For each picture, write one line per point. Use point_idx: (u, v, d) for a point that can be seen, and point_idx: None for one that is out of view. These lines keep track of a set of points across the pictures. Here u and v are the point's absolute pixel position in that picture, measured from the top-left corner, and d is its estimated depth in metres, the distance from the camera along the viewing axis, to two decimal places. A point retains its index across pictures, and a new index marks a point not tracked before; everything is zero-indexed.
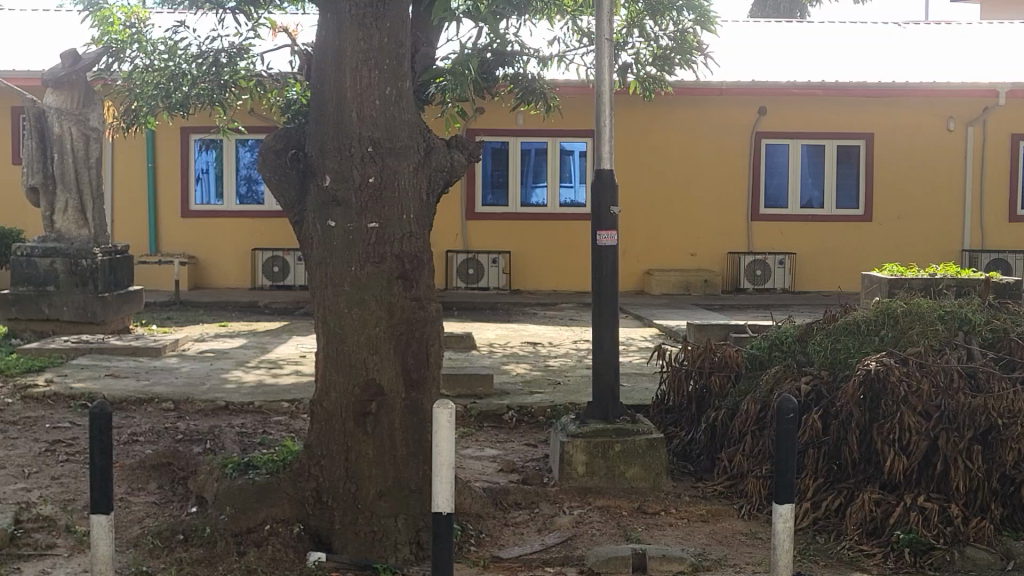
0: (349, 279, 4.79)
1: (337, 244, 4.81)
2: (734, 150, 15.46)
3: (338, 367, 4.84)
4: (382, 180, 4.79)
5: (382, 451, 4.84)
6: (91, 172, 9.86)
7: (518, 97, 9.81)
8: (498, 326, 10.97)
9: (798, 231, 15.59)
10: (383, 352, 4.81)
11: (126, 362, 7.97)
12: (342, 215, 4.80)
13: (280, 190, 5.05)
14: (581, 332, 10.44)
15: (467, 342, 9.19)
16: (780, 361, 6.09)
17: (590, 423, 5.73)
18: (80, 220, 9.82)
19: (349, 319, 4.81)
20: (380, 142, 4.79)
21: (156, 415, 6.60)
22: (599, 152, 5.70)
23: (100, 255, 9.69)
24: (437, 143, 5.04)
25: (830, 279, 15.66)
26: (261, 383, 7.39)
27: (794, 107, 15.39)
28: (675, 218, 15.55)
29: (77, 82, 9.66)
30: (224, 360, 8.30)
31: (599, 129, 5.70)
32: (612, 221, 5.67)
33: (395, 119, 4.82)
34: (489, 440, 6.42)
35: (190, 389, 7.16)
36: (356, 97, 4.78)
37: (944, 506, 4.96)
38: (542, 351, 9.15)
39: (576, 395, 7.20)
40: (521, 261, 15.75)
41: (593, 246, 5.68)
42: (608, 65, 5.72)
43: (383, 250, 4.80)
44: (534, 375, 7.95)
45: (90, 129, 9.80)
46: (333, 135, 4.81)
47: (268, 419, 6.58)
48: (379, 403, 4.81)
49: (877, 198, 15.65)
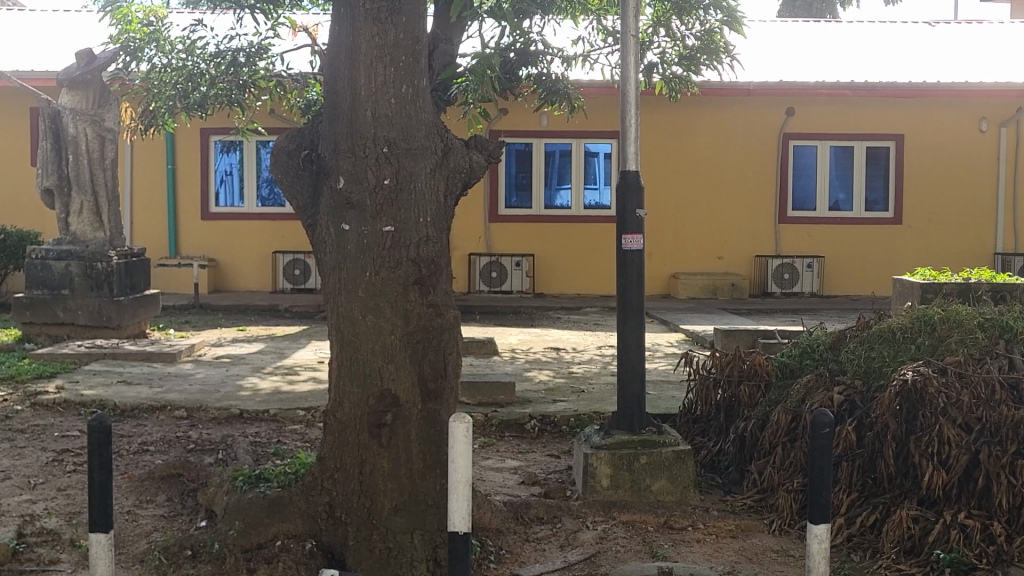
0: (362, 284, 4.60)
1: (351, 248, 4.61)
2: (761, 152, 15.21)
3: (352, 376, 4.65)
4: (397, 181, 4.60)
5: (398, 464, 4.64)
6: (106, 174, 9.71)
7: (542, 98, 9.60)
8: (521, 331, 10.77)
9: (828, 234, 15.33)
10: (399, 360, 4.61)
11: (140, 368, 7.81)
12: (356, 218, 4.60)
13: (293, 192, 4.86)
14: (606, 337, 10.23)
15: (489, 347, 9.00)
16: (811, 369, 5.86)
17: (615, 434, 5.51)
18: (95, 222, 9.68)
19: (364, 327, 4.61)
20: (395, 143, 4.60)
21: (168, 423, 6.43)
22: (625, 153, 5.49)
23: (116, 258, 9.53)
24: (456, 143, 4.84)
25: (860, 283, 15.41)
26: (278, 390, 7.21)
27: (823, 107, 15.12)
28: (702, 220, 15.31)
29: (92, 82, 9.50)
30: (241, 366, 8.13)
31: (624, 129, 5.49)
32: (638, 224, 5.46)
33: (411, 117, 4.63)
34: (510, 451, 6.22)
35: (204, 396, 6.98)
36: (370, 95, 4.58)
37: (985, 524, 4.72)
38: (566, 357, 8.95)
39: (601, 404, 6.99)
40: (544, 264, 15.54)
41: (617, 249, 5.48)
42: (633, 60, 5.51)
43: (398, 254, 4.60)
44: (558, 382, 7.75)
45: (105, 130, 9.64)
46: (347, 135, 4.63)
47: (282, 428, 6.39)
48: (395, 414, 4.62)
49: (908, 200, 15.36)
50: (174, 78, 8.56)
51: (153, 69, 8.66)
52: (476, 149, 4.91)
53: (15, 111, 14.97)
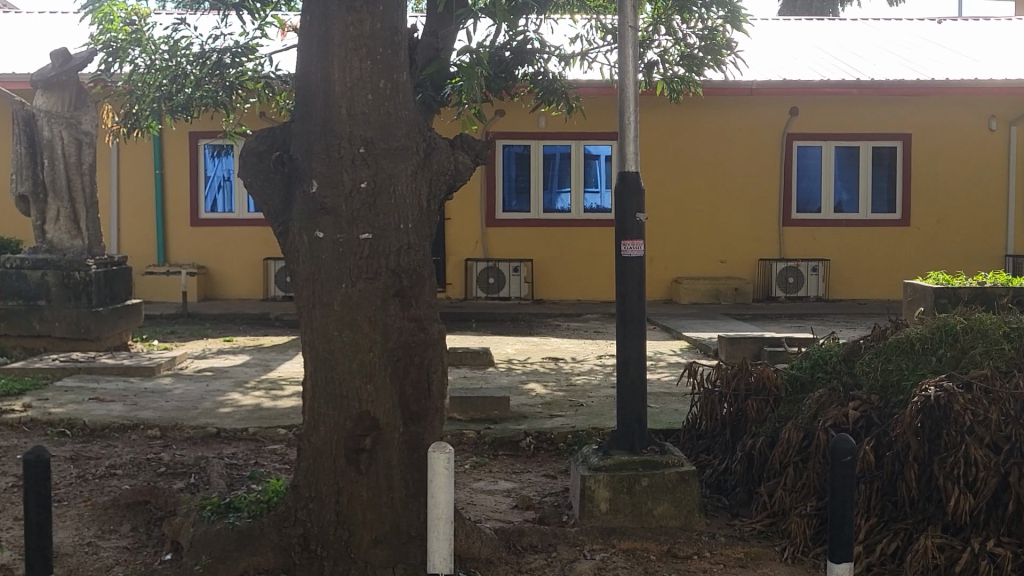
0: (337, 297, 4.22)
1: (326, 258, 4.24)
2: (764, 153, 14.83)
3: (327, 396, 4.27)
4: (374, 185, 4.22)
5: (378, 492, 4.29)
6: (84, 179, 9.33)
7: (539, 98, 9.22)
8: (518, 339, 10.39)
9: (834, 237, 14.95)
10: (379, 380, 4.24)
11: (116, 383, 7.43)
12: (330, 225, 4.23)
13: (263, 197, 4.48)
14: (607, 346, 9.85)
15: (484, 358, 8.63)
16: (824, 383, 5.47)
17: (615, 455, 5.14)
18: (73, 230, 9.32)
19: (339, 345, 4.23)
20: (372, 142, 4.23)
21: (140, 444, 6.06)
22: (623, 153, 5.12)
23: (94, 267, 9.16)
24: (440, 142, 4.46)
25: (868, 287, 15.01)
26: (259, 407, 6.83)
27: (827, 107, 14.75)
28: (704, 222, 14.94)
29: (68, 83, 9.15)
30: (223, 379, 7.76)
31: (623, 127, 5.11)
32: (637, 229, 5.09)
33: (391, 115, 4.26)
34: (504, 471, 5.83)
35: (180, 413, 6.60)
36: (346, 91, 4.21)
37: (1017, 553, 4.35)
38: (566, 368, 8.57)
39: (601, 419, 6.60)
40: (543, 269, 15.15)
41: (616, 257, 5.11)
42: (633, 53, 5.14)
43: (377, 265, 4.23)
44: (556, 395, 7.37)
45: (82, 134, 9.27)
46: (320, 135, 4.25)
47: (261, 448, 6.01)
48: (374, 438, 4.25)
49: (916, 201, 14.96)
50: (161, 81, 8.74)
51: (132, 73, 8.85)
52: (461, 150, 4.53)
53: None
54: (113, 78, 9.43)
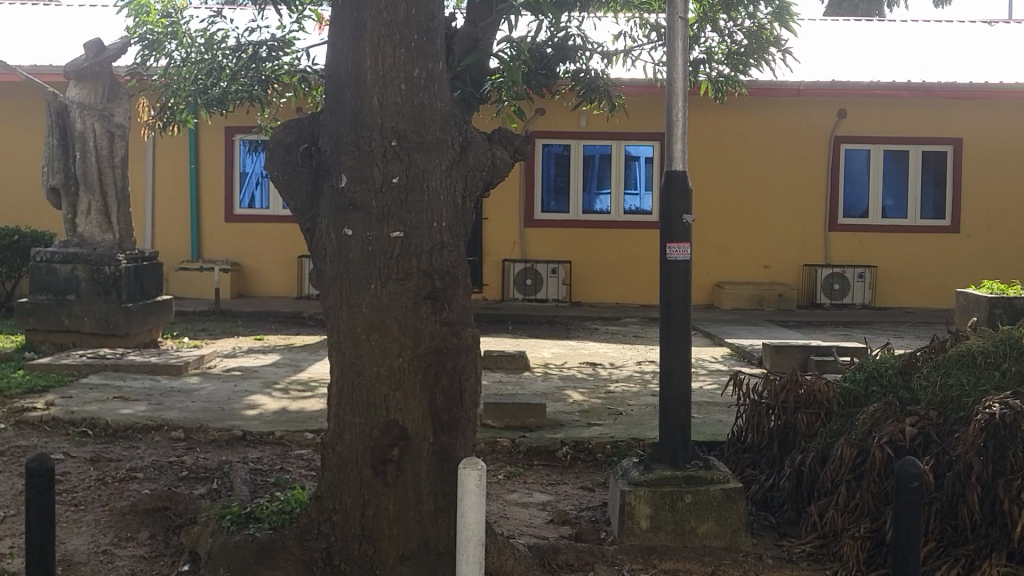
0: (366, 299, 3.98)
1: (354, 257, 4.00)
2: (810, 156, 14.51)
3: (355, 404, 4.03)
4: (407, 180, 3.98)
5: (405, 506, 4.02)
6: (116, 172, 9.13)
7: (580, 96, 8.97)
8: (555, 343, 10.12)
9: (881, 243, 14.60)
10: (409, 388, 3.99)
11: (142, 382, 7.21)
12: (360, 222, 3.99)
13: (290, 192, 4.25)
14: (646, 352, 9.58)
15: (521, 362, 8.38)
16: (878, 397, 5.19)
17: (657, 469, 4.87)
18: (104, 224, 9.12)
19: (367, 350, 3.99)
20: (405, 135, 3.99)
21: (163, 446, 5.83)
22: (671, 150, 4.85)
23: (124, 261, 8.96)
24: (477, 136, 4.21)
25: (915, 295, 14.64)
26: (287, 409, 6.60)
27: (876, 110, 14.42)
28: (747, 226, 14.63)
29: (102, 75, 8.97)
30: (251, 380, 7.54)
31: (670, 124, 4.86)
32: (684, 231, 4.83)
33: (426, 106, 4.02)
34: (539, 483, 5.57)
35: (205, 415, 6.38)
36: (378, 81, 3.98)
37: None
38: (604, 374, 8.31)
39: (640, 429, 6.34)
40: (582, 271, 14.88)
41: (661, 261, 4.85)
42: (681, 46, 4.88)
43: (409, 265, 3.99)
44: (594, 402, 7.10)
45: (115, 126, 9.07)
46: (351, 127, 4.01)
47: (287, 453, 5.78)
48: (403, 449, 4.01)
49: (966, 209, 14.57)
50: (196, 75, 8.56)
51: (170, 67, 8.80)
52: (500, 145, 4.28)
53: (21, 107, 14.57)
54: (147, 70, 9.24)
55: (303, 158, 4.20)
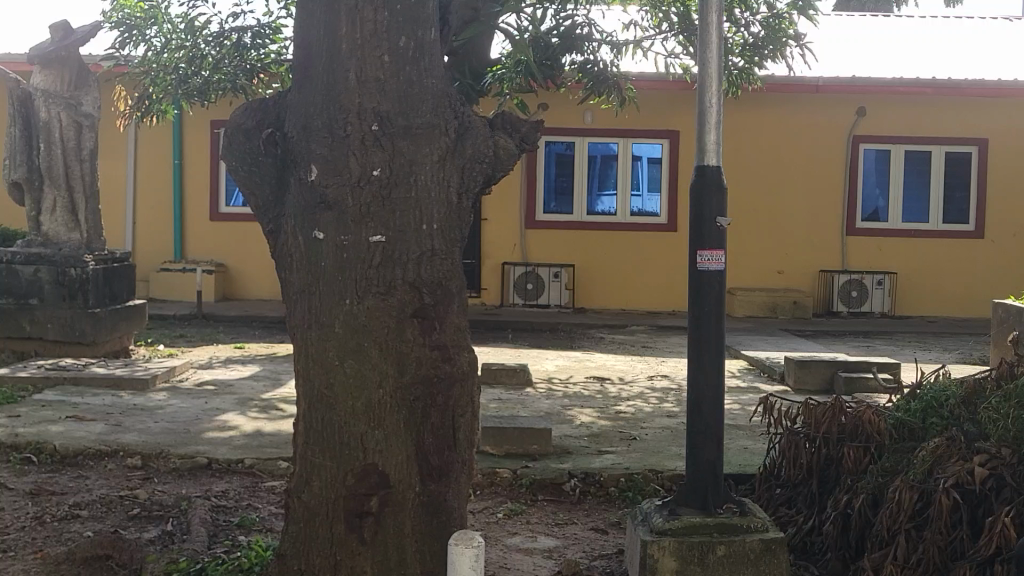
0: (339, 317, 3.28)
1: (327, 267, 3.30)
2: (827, 155, 13.82)
3: (325, 444, 3.32)
4: (391, 171, 3.28)
5: (385, 567, 3.33)
6: (84, 166, 8.42)
7: (588, 89, 8.25)
8: (559, 354, 9.41)
9: (901, 248, 13.89)
10: (392, 426, 3.28)
11: (103, 397, 6.50)
12: (334, 223, 3.29)
13: (250, 186, 3.53)
14: (658, 366, 8.86)
15: (522, 376, 7.67)
16: (939, 431, 4.48)
17: (684, 516, 4.16)
18: (71, 222, 8.41)
19: (341, 380, 3.28)
20: (389, 119, 3.28)
21: (116, 476, 5.13)
22: (703, 142, 4.16)
23: (92, 263, 8.25)
24: (476, 119, 3.48)
25: (938, 304, 13.94)
26: (261, 433, 5.89)
27: (897, 108, 13.72)
28: (761, 229, 13.93)
29: (70, 59, 8.27)
30: (226, 396, 6.83)
31: (702, 111, 4.18)
32: (718, 237, 4.15)
33: (413, 83, 3.32)
34: (544, 523, 4.85)
35: (168, 438, 5.67)
36: (356, 51, 3.29)
37: None
38: (613, 390, 7.60)
39: (658, 458, 5.62)
40: (586, 276, 14.18)
41: (691, 272, 4.17)
42: (716, 22, 4.19)
43: (392, 276, 3.27)
44: (604, 425, 6.39)
45: (83, 116, 8.35)
46: (322, 108, 3.31)
47: (258, 486, 5.07)
48: (383, 498, 3.32)
49: (992, 212, 13.86)
50: (177, 63, 7.95)
51: (149, 53, 8.03)
52: (502, 131, 3.55)
53: None
54: (120, 58, 8.54)
55: (265, 147, 3.48)
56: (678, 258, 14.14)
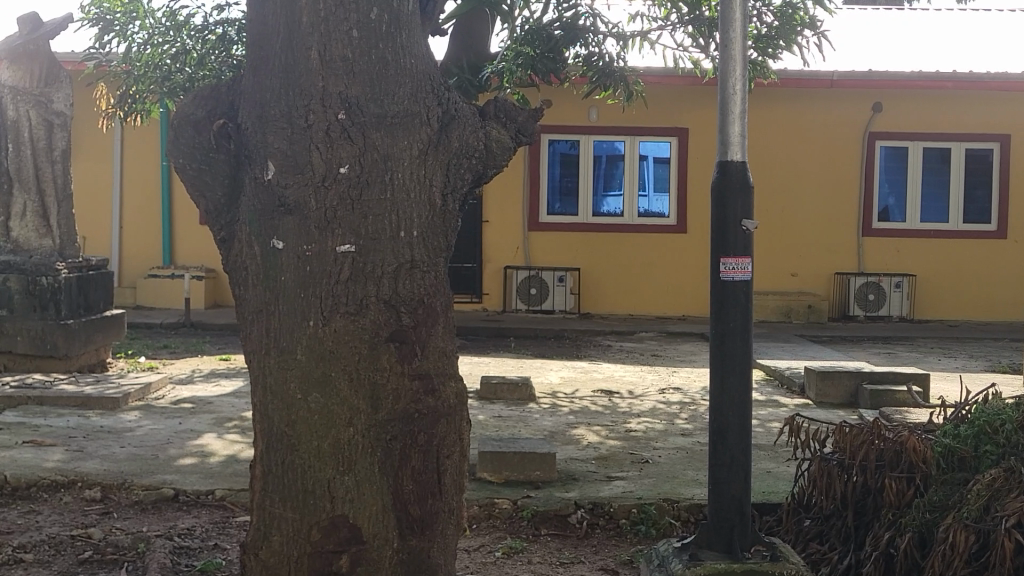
0: (302, 341, 2.76)
1: (287, 283, 2.78)
2: (842, 152, 13.28)
3: (287, 493, 2.81)
4: (361, 168, 2.76)
5: None
6: (55, 168, 7.94)
7: (593, 83, 7.69)
8: (563, 365, 8.88)
9: (919, 249, 13.37)
10: (365, 470, 2.77)
11: (67, 419, 5.98)
12: (295, 230, 2.77)
13: (199, 185, 3.01)
14: (670, 377, 8.32)
15: (524, 392, 7.15)
16: (994, 458, 3.96)
17: (706, 559, 3.64)
18: (42, 228, 7.91)
19: (304, 416, 2.76)
20: (358, 106, 2.77)
21: (71, 511, 4.61)
22: (727, 134, 3.66)
23: (65, 271, 7.73)
24: (464, 106, 2.95)
25: (959, 306, 13.41)
26: (237, 458, 5.37)
27: (915, 104, 13.18)
28: (774, 229, 13.41)
29: (40, 53, 7.81)
30: (203, 416, 6.30)
31: (724, 100, 3.68)
32: (745, 242, 3.65)
33: (386, 64, 2.82)
34: (547, 561, 4.33)
35: (134, 466, 5.15)
36: (318, 25, 2.79)
37: None
38: (623, 405, 7.07)
39: (673, 485, 5.10)
40: (592, 279, 13.66)
41: (713, 283, 3.68)
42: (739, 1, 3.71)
43: (363, 293, 2.75)
44: (614, 446, 5.86)
45: (53, 113, 7.88)
46: (280, 93, 2.81)
47: (228, 522, 4.55)
48: (355, 556, 2.80)
49: (1014, 211, 13.33)
50: (162, 60, 6.43)
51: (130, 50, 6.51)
52: (494, 120, 3.02)
53: None
54: (96, 55, 8.07)
55: (215, 139, 2.96)
56: (687, 260, 13.62)
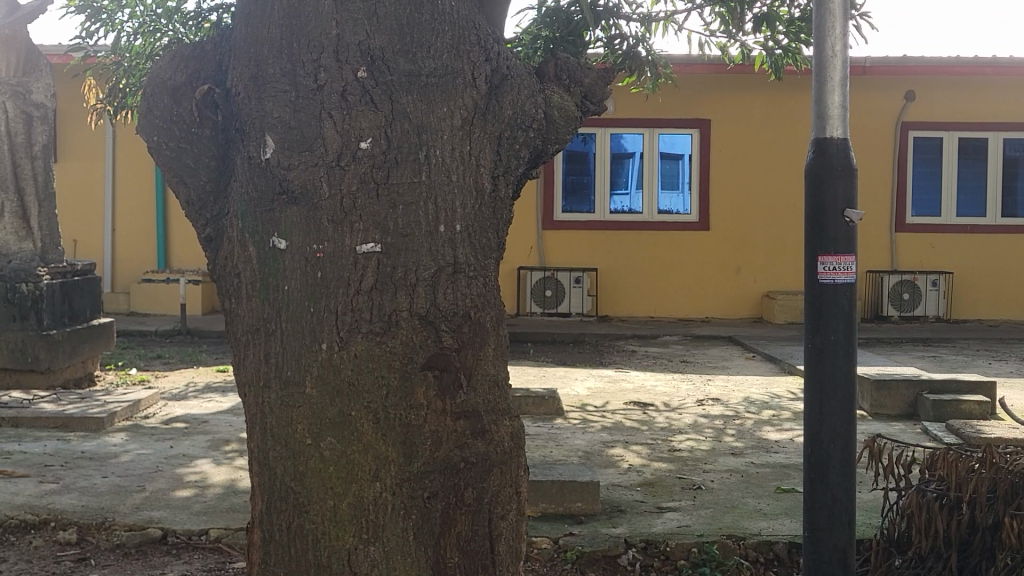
0: (311, 369, 2.18)
1: (298, 296, 2.20)
2: (872, 143, 12.64)
3: (295, 567, 2.24)
4: (388, 141, 2.19)
5: None
6: (35, 165, 7.33)
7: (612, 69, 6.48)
8: (589, 374, 8.20)
9: (954, 246, 12.75)
10: (396, 538, 2.20)
11: (45, 443, 5.34)
12: (302, 224, 2.20)
13: (179, 169, 2.39)
14: (704, 386, 7.63)
15: (552, 406, 6.50)
16: None
17: None
18: (22, 230, 7.27)
19: (316, 466, 2.19)
20: (384, 63, 2.22)
21: (41, 557, 3.95)
22: (823, 104, 3.12)
23: (47, 277, 7.12)
24: (518, 65, 2.42)
25: (997, 306, 12.76)
26: (234, 487, 4.72)
27: (949, 93, 12.54)
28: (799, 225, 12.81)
29: (16, 39, 7.20)
30: (197, 437, 5.65)
31: (820, 67, 3.15)
32: (848, 237, 3.10)
33: (421, 6, 2.27)
34: None
35: (114, 500, 4.50)
36: None
37: None
38: (660, 420, 6.41)
39: (735, 517, 4.44)
40: (609, 281, 13.00)
41: (809, 285, 3.15)
42: None
43: (392, 306, 2.17)
44: (660, 470, 5.20)
45: (33, 105, 7.27)
46: (281, 45, 2.25)
47: (224, 569, 3.88)
48: None
49: None
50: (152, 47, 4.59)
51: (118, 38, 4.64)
52: (555, 83, 2.55)
53: None
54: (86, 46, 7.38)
55: (198, 110, 2.36)
56: (709, 258, 12.98)
